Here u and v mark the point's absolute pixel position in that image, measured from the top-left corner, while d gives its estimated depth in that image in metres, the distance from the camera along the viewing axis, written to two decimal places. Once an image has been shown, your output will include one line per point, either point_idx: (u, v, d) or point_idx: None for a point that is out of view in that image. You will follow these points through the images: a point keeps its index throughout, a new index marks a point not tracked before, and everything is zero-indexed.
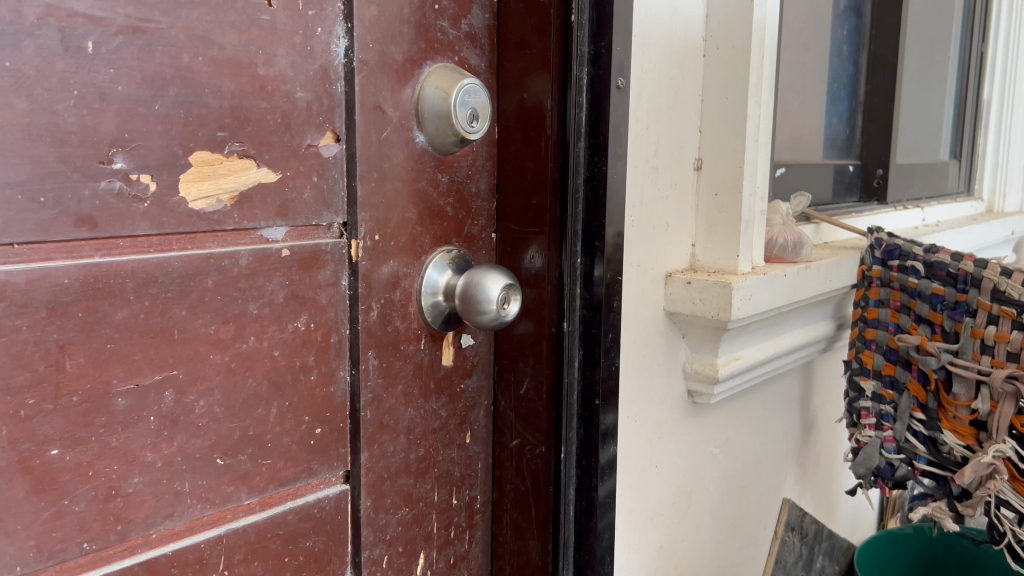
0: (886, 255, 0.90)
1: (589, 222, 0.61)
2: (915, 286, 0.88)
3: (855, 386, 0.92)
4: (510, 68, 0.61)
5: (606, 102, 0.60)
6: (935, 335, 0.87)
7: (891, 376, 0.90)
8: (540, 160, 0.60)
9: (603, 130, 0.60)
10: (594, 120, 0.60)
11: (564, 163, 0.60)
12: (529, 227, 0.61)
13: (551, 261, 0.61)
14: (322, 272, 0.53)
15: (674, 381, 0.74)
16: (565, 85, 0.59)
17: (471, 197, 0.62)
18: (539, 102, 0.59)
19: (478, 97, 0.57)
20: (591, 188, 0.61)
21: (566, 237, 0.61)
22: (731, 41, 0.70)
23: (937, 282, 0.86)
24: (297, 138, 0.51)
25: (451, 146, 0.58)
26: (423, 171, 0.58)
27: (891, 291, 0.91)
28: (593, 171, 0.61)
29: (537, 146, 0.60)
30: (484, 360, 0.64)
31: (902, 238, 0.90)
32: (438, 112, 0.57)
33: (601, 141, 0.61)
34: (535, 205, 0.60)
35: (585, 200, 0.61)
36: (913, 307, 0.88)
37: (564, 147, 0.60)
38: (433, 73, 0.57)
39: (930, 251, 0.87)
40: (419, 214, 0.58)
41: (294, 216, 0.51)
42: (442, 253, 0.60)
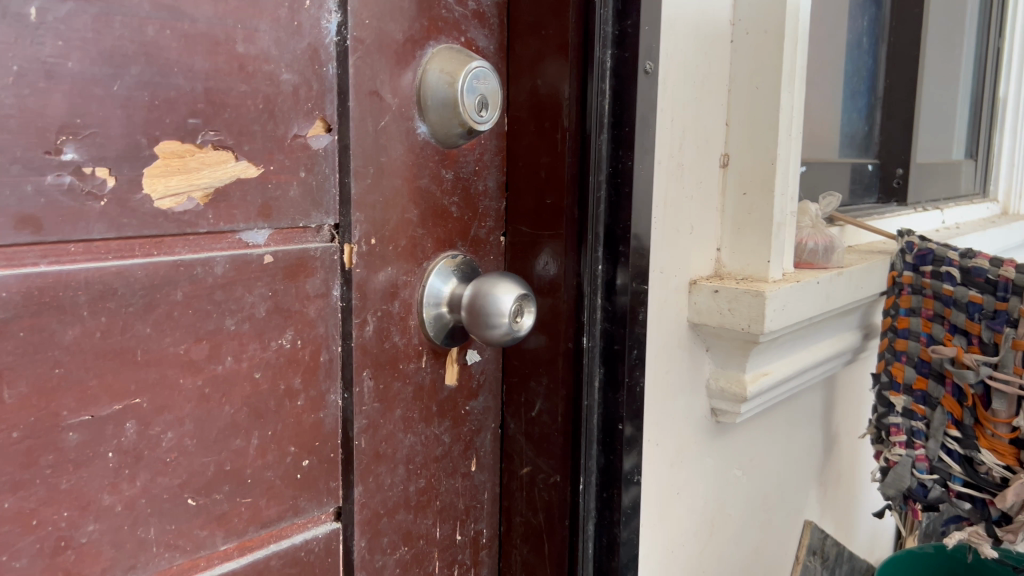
0: (918, 260, 0.85)
1: (612, 224, 0.55)
2: (950, 294, 0.82)
3: (885, 401, 0.87)
4: (522, 51, 0.54)
5: (632, 89, 0.53)
6: (971, 346, 0.80)
7: (923, 391, 0.84)
8: (557, 155, 0.53)
9: (629, 121, 0.54)
10: (619, 110, 0.54)
11: (585, 157, 0.54)
12: (543, 230, 0.54)
13: (568, 268, 0.54)
14: (311, 282, 0.47)
15: (697, 398, 0.68)
16: (585, 70, 0.53)
17: (477, 196, 0.55)
18: (554, 90, 0.53)
19: (488, 82, 0.50)
20: (614, 186, 0.55)
21: (586, 242, 0.54)
22: (761, 26, 0.64)
23: (974, 289, 0.80)
24: (282, 128, 0.44)
25: (456, 138, 0.51)
26: (425, 167, 0.51)
27: (923, 299, 0.85)
28: (616, 166, 0.55)
29: (553, 138, 0.53)
30: (491, 378, 0.58)
31: (936, 242, 0.84)
32: (443, 99, 0.50)
33: (626, 133, 0.54)
34: (551, 205, 0.54)
35: (607, 199, 0.55)
36: (947, 316, 0.82)
37: (585, 140, 0.53)
38: (436, 55, 0.50)
39: (967, 257, 0.81)
40: (421, 214, 0.51)
41: (278, 217, 0.45)
42: (446, 259, 0.53)
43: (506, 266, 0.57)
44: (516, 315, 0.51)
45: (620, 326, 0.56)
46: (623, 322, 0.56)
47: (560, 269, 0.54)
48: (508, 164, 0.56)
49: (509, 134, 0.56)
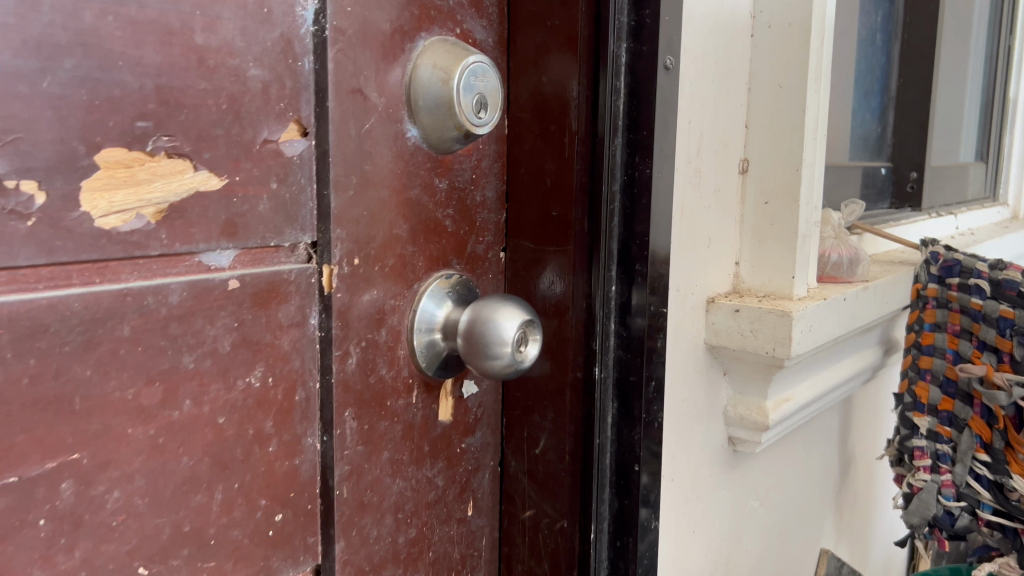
0: (944, 272, 0.79)
1: (627, 239, 0.49)
2: (979, 308, 0.76)
3: (908, 422, 0.81)
4: (524, 44, 0.48)
5: (650, 88, 0.47)
6: (1002, 364, 0.75)
7: (948, 411, 0.79)
8: (565, 162, 0.47)
9: (647, 124, 0.48)
10: (635, 111, 0.48)
11: (597, 164, 0.47)
12: (549, 245, 0.48)
13: (578, 288, 0.48)
14: (284, 309, 0.40)
15: (713, 427, 0.62)
16: (597, 66, 0.47)
17: (475, 208, 0.49)
18: (561, 88, 0.47)
19: (488, 79, 0.44)
20: (630, 196, 0.49)
21: (598, 260, 0.48)
22: (786, 18, 0.58)
23: (1005, 303, 0.74)
24: (249, 131, 0.38)
25: (451, 142, 0.45)
26: (416, 176, 0.45)
27: (948, 313, 0.79)
28: (631, 174, 0.49)
29: (559, 143, 0.47)
30: (490, 412, 0.52)
31: (963, 252, 0.79)
32: (436, 99, 0.44)
33: (643, 137, 0.48)
34: (558, 218, 0.48)
35: (621, 210, 0.49)
36: (975, 331, 0.77)
37: (597, 146, 0.47)
38: (428, 49, 0.44)
39: (997, 268, 0.76)
40: (411, 230, 0.45)
41: (245, 236, 0.38)
42: (440, 279, 0.47)
43: (506, 284, 0.51)
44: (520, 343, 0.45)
45: (635, 353, 0.50)
46: (640, 349, 0.50)
47: (568, 289, 0.48)
48: (508, 171, 0.50)
49: (509, 138, 0.50)
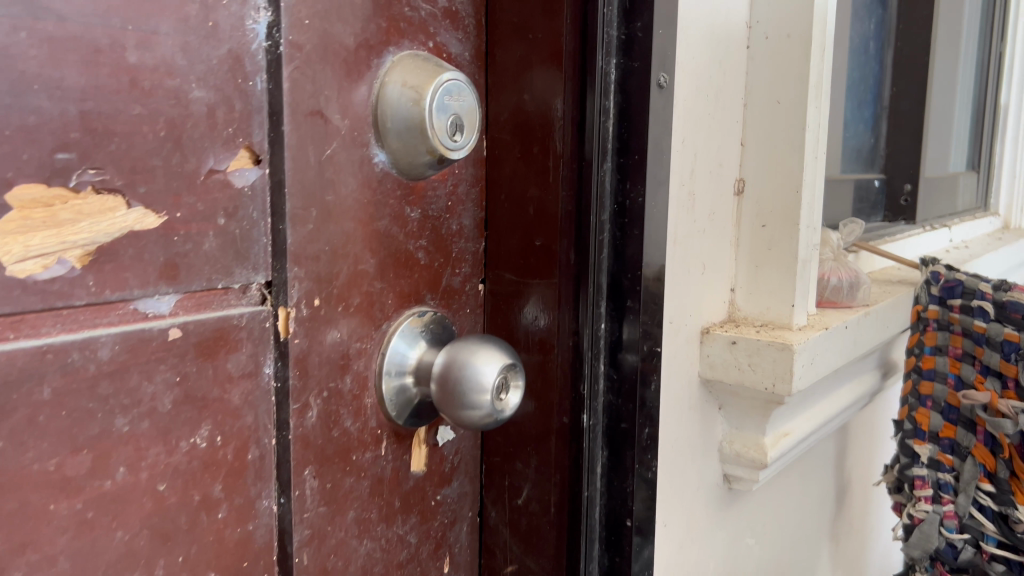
0: (946, 293, 0.75)
1: (617, 271, 0.45)
2: (983, 331, 0.73)
3: (908, 450, 0.78)
4: (504, 59, 0.44)
5: (642, 107, 0.43)
6: (1006, 390, 0.71)
7: (950, 439, 0.75)
8: (550, 188, 0.43)
9: (639, 148, 0.44)
10: (626, 133, 0.44)
11: (585, 191, 0.43)
12: (532, 277, 0.44)
13: (564, 325, 0.44)
14: (233, 359, 0.36)
15: (708, 465, 0.58)
16: (584, 84, 0.43)
17: (450, 238, 0.44)
18: (545, 108, 0.42)
19: (464, 98, 0.40)
20: (621, 225, 0.45)
21: (586, 294, 0.44)
22: (784, 29, 0.54)
23: (1010, 326, 0.71)
24: (192, 161, 0.33)
25: (423, 168, 0.41)
26: (384, 206, 0.41)
27: (950, 335, 0.76)
28: (621, 201, 0.45)
29: (543, 167, 0.43)
30: (468, 458, 0.47)
31: (965, 272, 0.75)
32: (406, 121, 0.39)
33: (635, 161, 0.44)
34: (542, 249, 0.44)
35: (611, 241, 0.45)
36: (979, 356, 0.73)
37: (585, 171, 0.43)
38: (398, 65, 0.40)
39: (1001, 290, 0.72)
40: (379, 264, 0.41)
41: (188, 279, 0.34)
42: (412, 317, 0.43)
43: (485, 319, 0.47)
44: (500, 389, 0.40)
45: (626, 394, 0.46)
46: (632, 391, 0.46)
47: (554, 327, 0.44)
48: (487, 197, 0.46)
49: (488, 160, 0.45)
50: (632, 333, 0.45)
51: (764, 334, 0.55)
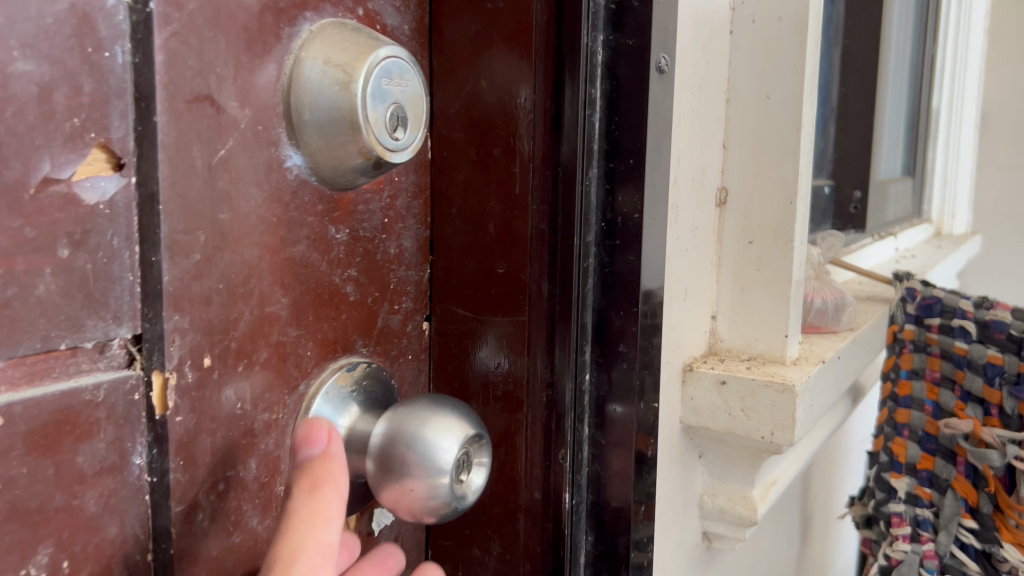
0: (923, 311, 0.69)
1: (602, 305, 0.36)
2: (964, 353, 0.65)
3: (883, 484, 0.71)
4: (454, 36, 0.34)
5: (635, 99, 0.34)
6: (989, 417, 0.65)
7: (928, 471, 0.69)
8: (518, 203, 0.34)
9: (634, 150, 0.34)
10: (615, 131, 0.35)
11: (564, 204, 0.34)
12: (493, 312, 0.35)
13: (536, 373, 0.35)
14: (86, 451, 0.24)
15: (688, 525, 0.49)
16: (560, 68, 0.33)
17: (387, 265, 0.34)
18: (510, 99, 0.33)
19: (404, 81, 0.30)
20: (608, 247, 0.35)
21: (566, 335, 0.35)
22: (775, 11, 0.46)
23: (993, 348, 0.64)
24: (16, 164, 0.22)
25: (353, 176, 0.31)
26: (301, 226, 0.30)
27: (927, 358, 0.69)
28: (610, 217, 0.35)
29: (508, 176, 0.34)
30: (410, 544, 0.37)
31: (944, 288, 0.69)
32: (330, 111, 0.29)
33: (629, 166, 0.34)
34: (507, 280, 0.34)
35: (595, 268, 0.36)
36: (959, 381, 0.67)
37: (564, 177, 0.34)
38: (318, 36, 0.29)
39: (982, 307, 0.65)
40: (295, 304, 0.30)
41: (11, 338, 0.22)
42: (339, 373, 0.32)
43: (431, 367, 0.37)
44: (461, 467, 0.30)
45: (614, 458, 0.37)
46: (627, 454, 0.36)
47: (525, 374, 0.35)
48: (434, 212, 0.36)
49: (433, 167, 0.36)
50: (625, 383, 0.36)
51: (758, 371, 0.46)
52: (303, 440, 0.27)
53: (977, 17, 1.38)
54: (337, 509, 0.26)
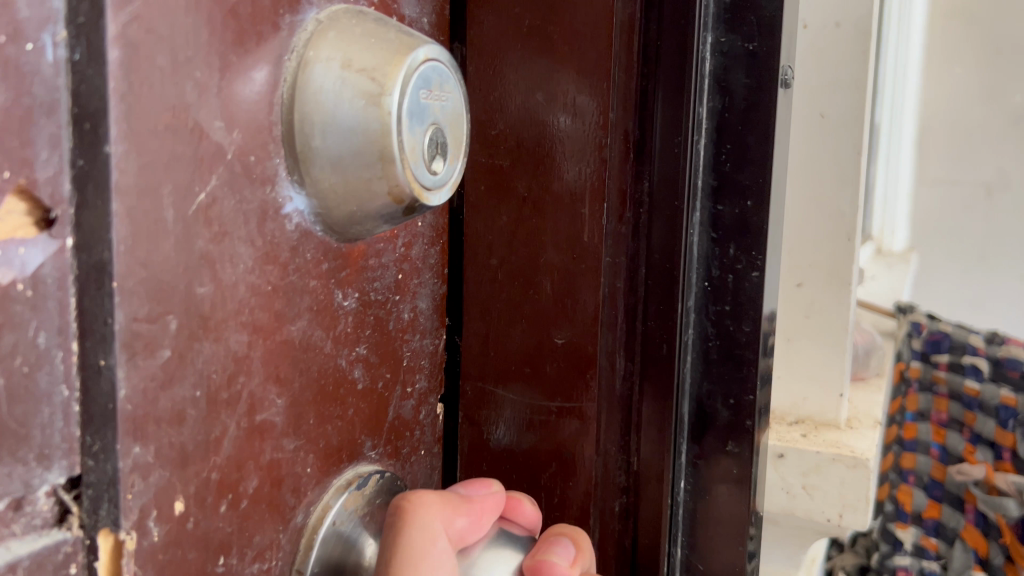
0: (929, 348, 1.15)
1: (699, 380, 0.35)
2: (977, 393, 1.08)
3: (893, 535, 1.03)
4: (488, 41, 0.31)
5: (748, 131, 0.33)
6: (998, 462, 1.04)
7: (934, 519, 1.05)
8: (587, 259, 0.31)
9: (752, 189, 0.33)
10: (724, 162, 0.34)
11: (657, 262, 0.33)
12: (541, 385, 0.33)
13: (608, 446, 0.34)
14: None
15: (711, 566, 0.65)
16: (646, 85, 0.32)
17: (402, 338, 0.26)
18: (586, 141, 0.31)
19: (446, 93, 0.22)
20: (712, 312, 0.35)
21: (661, 408, 0.34)
22: (833, 21, 0.57)
23: (1009, 391, 1.06)
24: None
25: (374, 226, 0.22)
26: (301, 294, 0.22)
27: (931, 400, 1.14)
28: (718, 274, 0.34)
29: (576, 228, 0.31)
30: None
31: (945, 329, 1.16)
32: (350, 135, 0.20)
33: (748, 209, 0.34)
34: (567, 350, 0.32)
35: (695, 335, 0.35)
36: (969, 422, 1.09)
37: (655, 231, 0.33)
38: (330, 29, 0.21)
39: (993, 345, 1.12)
40: (296, 405, 0.22)
41: None
42: (347, 490, 0.24)
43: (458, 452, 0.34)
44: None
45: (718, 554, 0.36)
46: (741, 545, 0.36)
47: (590, 450, 0.33)
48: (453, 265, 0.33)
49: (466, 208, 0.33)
50: (710, 470, 0.36)
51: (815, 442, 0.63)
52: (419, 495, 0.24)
53: (911, 35, 1.37)
54: (442, 545, 0.23)
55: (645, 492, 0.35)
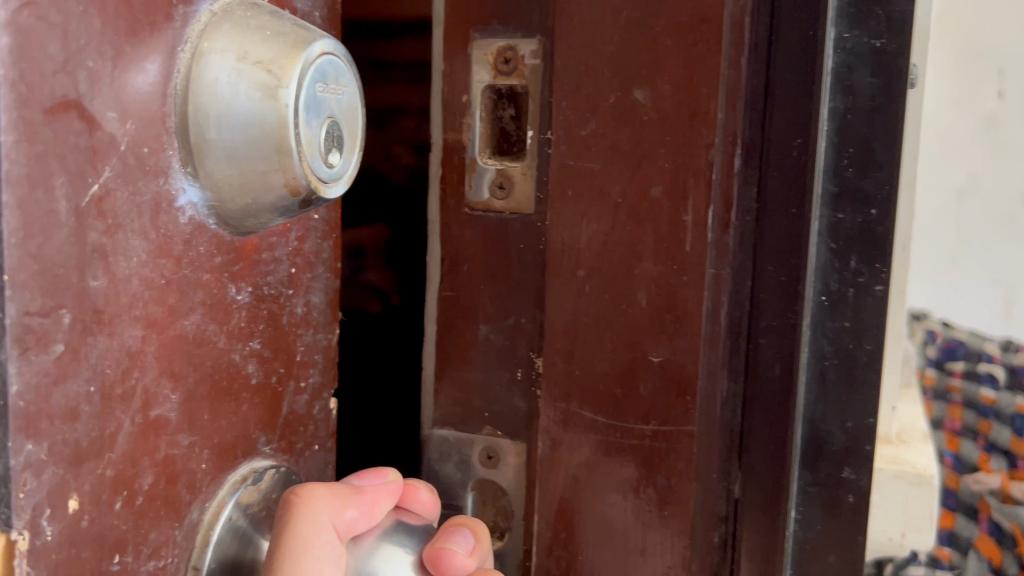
0: (940, 355, 0.97)
1: (814, 402, 0.37)
2: (992, 402, 0.90)
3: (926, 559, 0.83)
4: (591, 68, 0.34)
5: (865, 167, 0.35)
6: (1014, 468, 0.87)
7: (947, 531, 0.88)
8: (688, 269, 0.34)
9: (875, 203, 0.35)
10: (846, 168, 0.35)
11: (769, 276, 0.37)
12: (633, 382, 0.35)
13: (710, 463, 0.37)
14: None
15: None
16: (763, 118, 0.36)
17: (294, 333, 0.26)
18: (688, 143, 0.33)
19: (341, 87, 0.22)
20: (831, 328, 0.36)
21: (766, 417, 0.38)
22: None
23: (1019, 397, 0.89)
24: None
25: (269, 219, 0.22)
26: (195, 288, 0.21)
27: (947, 406, 0.92)
28: (836, 289, 0.36)
29: (676, 239, 0.34)
30: None
31: (958, 338, 0.99)
32: (246, 128, 0.20)
33: (872, 216, 0.35)
34: (662, 369, 0.35)
35: (807, 358, 0.37)
36: (984, 431, 0.90)
37: (767, 247, 0.37)
38: (225, 21, 0.21)
39: (1006, 355, 0.96)
40: (191, 402, 0.21)
41: None
42: (242, 486, 0.23)
43: (552, 440, 0.37)
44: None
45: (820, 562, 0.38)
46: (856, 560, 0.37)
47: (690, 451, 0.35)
48: (535, 278, 0.38)
49: (555, 217, 0.36)
50: (826, 514, 0.38)
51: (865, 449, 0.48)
52: (295, 499, 0.23)
53: None
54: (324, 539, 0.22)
55: (752, 493, 0.39)
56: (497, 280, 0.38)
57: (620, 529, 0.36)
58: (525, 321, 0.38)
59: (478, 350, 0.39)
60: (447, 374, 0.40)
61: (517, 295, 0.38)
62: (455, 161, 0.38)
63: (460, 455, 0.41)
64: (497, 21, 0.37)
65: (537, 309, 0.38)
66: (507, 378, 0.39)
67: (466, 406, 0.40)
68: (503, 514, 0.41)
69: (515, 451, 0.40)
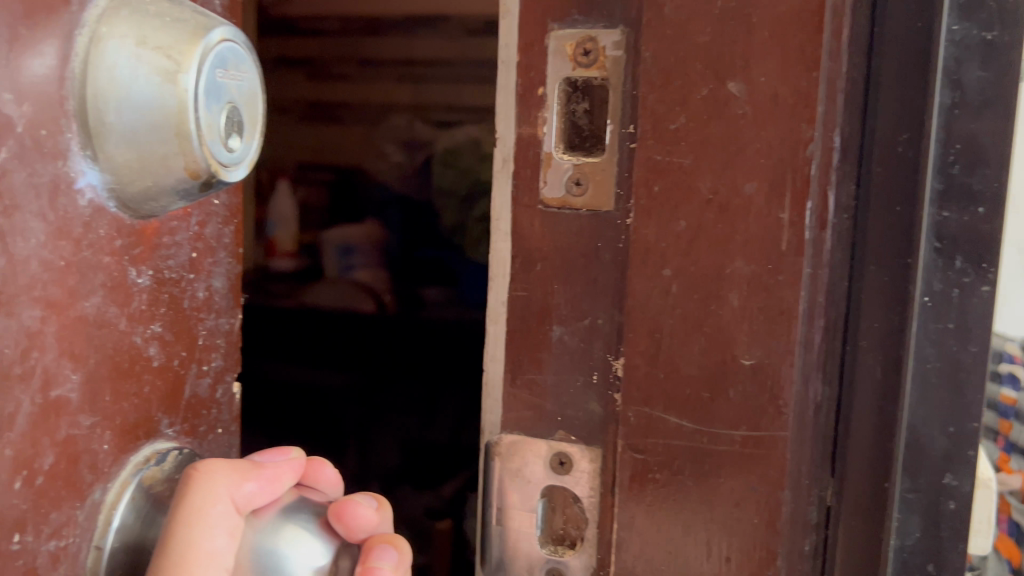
0: None
1: (913, 412, 0.31)
2: None
3: None
4: (676, 49, 0.31)
5: (982, 142, 0.29)
6: None
7: None
8: (785, 268, 0.30)
9: (984, 195, 0.29)
10: (953, 163, 0.29)
11: (873, 273, 0.32)
12: (723, 393, 0.31)
13: (801, 475, 0.32)
14: None
15: None
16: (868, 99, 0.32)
17: (197, 316, 0.26)
18: (786, 135, 0.30)
19: (241, 73, 0.23)
20: (934, 331, 0.30)
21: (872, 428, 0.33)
22: None
23: None
24: None
25: (170, 202, 0.23)
26: (95, 270, 0.21)
27: None
28: (941, 289, 0.30)
29: (772, 236, 0.30)
30: None
31: None
32: (146, 112, 0.21)
33: (978, 216, 0.29)
34: (755, 374, 0.31)
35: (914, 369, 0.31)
36: None
37: (870, 241, 0.32)
38: (123, 7, 0.21)
39: None
40: (93, 384, 0.22)
41: None
42: (147, 464, 0.24)
43: (632, 456, 0.33)
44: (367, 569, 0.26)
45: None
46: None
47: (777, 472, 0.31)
48: (616, 276, 0.34)
49: (639, 213, 0.32)
50: (926, 525, 0.31)
51: None
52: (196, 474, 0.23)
53: None
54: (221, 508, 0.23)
55: (852, 509, 0.34)
56: (571, 275, 0.34)
57: (701, 538, 0.33)
58: (602, 321, 0.34)
59: (551, 352, 0.35)
60: (518, 377, 0.36)
61: (593, 293, 0.34)
62: (530, 157, 0.35)
63: (531, 459, 0.36)
64: (577, 10, 0.33)
65: (617, 310, 0.34)
66: (582, 383, 0.35)
67: (538, 414, 0.36)
68: (574, 522, 0.37)
69: (590, 457, 0.35)
